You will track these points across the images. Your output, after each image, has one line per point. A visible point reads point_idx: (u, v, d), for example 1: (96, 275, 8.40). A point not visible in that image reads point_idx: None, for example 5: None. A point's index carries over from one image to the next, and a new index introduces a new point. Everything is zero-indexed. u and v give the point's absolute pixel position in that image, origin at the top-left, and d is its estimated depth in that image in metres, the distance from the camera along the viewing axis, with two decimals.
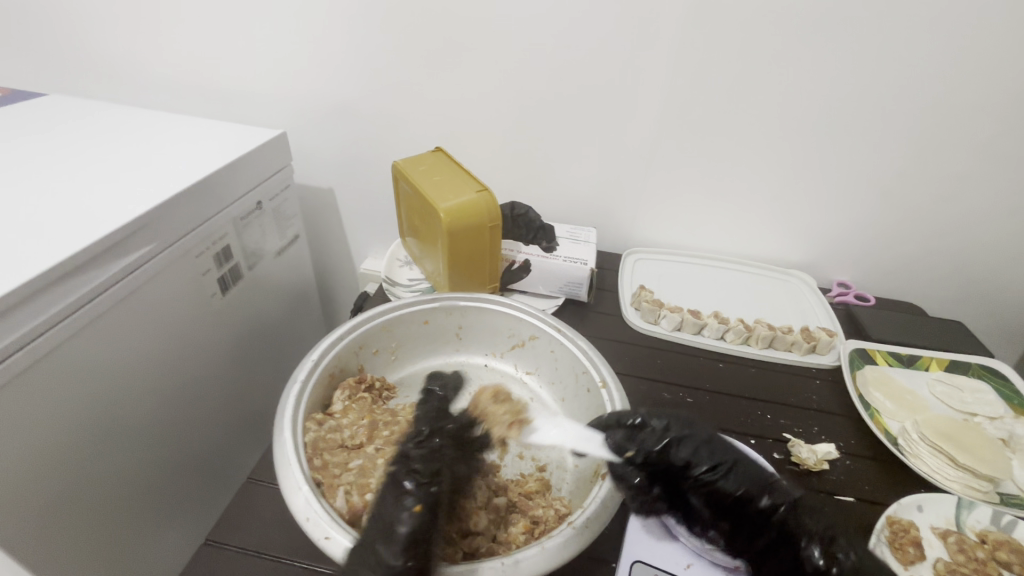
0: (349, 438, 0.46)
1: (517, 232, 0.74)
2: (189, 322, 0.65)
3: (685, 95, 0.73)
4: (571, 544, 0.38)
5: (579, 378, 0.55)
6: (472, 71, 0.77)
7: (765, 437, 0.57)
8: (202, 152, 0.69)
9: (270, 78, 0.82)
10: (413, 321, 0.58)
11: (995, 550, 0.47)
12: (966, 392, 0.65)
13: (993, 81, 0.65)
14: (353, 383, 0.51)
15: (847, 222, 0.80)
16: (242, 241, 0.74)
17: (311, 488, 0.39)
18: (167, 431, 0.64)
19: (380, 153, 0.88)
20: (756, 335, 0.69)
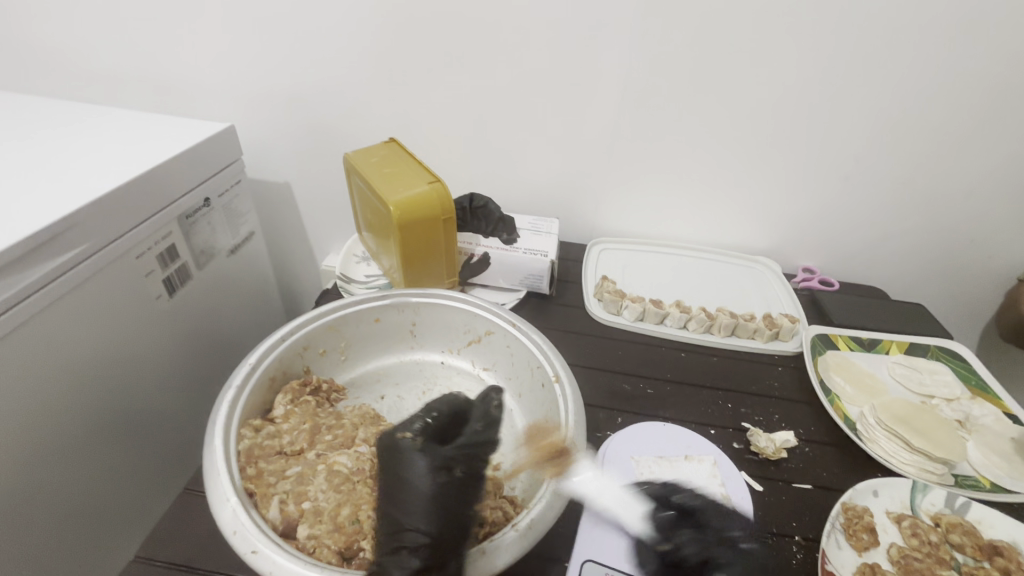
0: (288, 444, 0.44)
1: (475, 225, 0.72)
2: (132, 326, 0.61)
3: (645, 81, 0.71)
4: (515, 546, 0.36)
5: (534, 373, 0.54)
6: (425, 58, 0.74)
7: (726, 427, 0.57)
8: (142, 146, 0.65)
9: (216, 69, 0.78)
10: (363, 320, 0.57)
11: (948, 533, 0.47)
12: (924, 374, 0.65)
13: (950, 62, 0.64)
14: (296, 385, 0.50)
15: (809, 207, 0.80)
16: (189, 239, 0.69)
17: (240, 499, 0.37)
18: (122, 440, 0.61)
19: (336, 146, 0.85)
20: (718, 323, 0.68)
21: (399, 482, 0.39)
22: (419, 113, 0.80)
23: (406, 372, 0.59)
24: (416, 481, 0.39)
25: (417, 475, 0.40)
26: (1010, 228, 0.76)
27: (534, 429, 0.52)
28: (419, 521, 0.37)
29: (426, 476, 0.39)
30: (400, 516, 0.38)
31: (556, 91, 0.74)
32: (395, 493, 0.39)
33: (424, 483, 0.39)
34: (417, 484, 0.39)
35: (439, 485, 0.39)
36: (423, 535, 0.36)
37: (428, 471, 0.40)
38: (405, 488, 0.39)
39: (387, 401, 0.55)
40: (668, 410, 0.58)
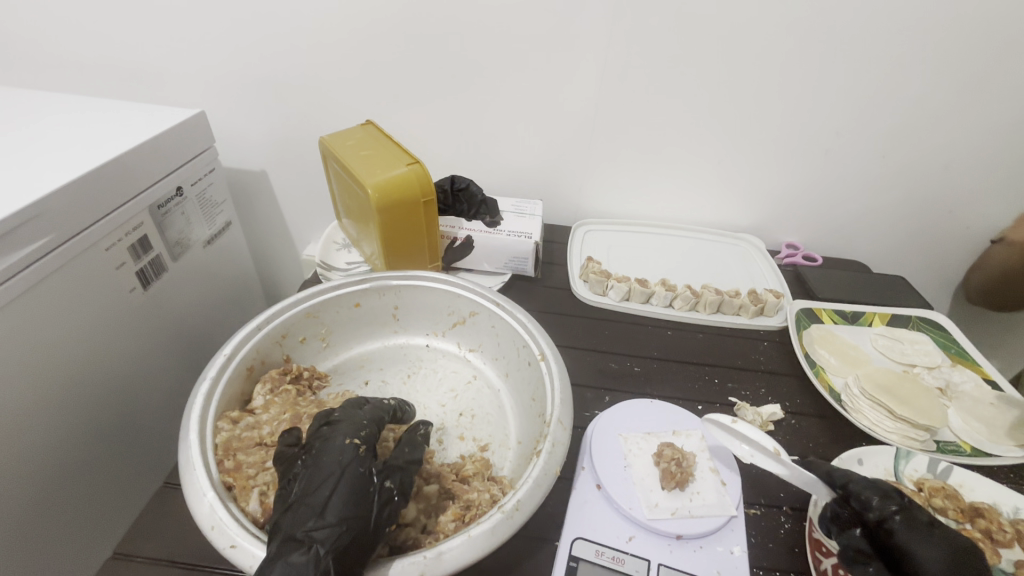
0: (269, 434, 0.43)
1: (457, 208, 0.71)
2: (102, 321, 0.59)
3: (625, 58, 0.70)
4: (500, 528, 0.36)
5: (520, 353, 0.53)
6: (399, 37, 0.72)
7: (713, 402, 0.57)
8: (106, 135, 0.63)
9: (182, 55, 0.75)
10: (343, 306, 0.56)
11: (931, 497, 0.48)
12: (906, 343, 0.66)
13: (929, 33, 0.63)
14: (275, 374, 0.49)
15: (792, 182, 0.79)
16: (162, 229, 0.67)
17: (217, 494, 0.36)
18: (97, 435, 0.59)
19: (311, 132, 0.83)
20: (704, 300, 0.68)
21: (312, 467, 0.36)
22: (394, 95, 0.78)
23: (391, 356, 0.58)
24: (330, 465, 0.36)
25: (335, 461, 0.36)
26: (986, 197, 0.77)
27: (521, 409, 0.51)
28: (322, 505, 0.34)
29: (343, 463, 0.36)
30: (304, 501, 0.34)
31: (534, 71, 0.73)
32: (308, 478, 0.36)
33: (340, 467, 0.36)
34: (331, 470, 0.36)
35: (359, 475, 0.36)
36: (332, 524, 0.33)
37: (347, 461, 0.36)
38: (314, 473, 0.36)
39: (371, 386, 0.54)
40: (655, 387, 0.58)
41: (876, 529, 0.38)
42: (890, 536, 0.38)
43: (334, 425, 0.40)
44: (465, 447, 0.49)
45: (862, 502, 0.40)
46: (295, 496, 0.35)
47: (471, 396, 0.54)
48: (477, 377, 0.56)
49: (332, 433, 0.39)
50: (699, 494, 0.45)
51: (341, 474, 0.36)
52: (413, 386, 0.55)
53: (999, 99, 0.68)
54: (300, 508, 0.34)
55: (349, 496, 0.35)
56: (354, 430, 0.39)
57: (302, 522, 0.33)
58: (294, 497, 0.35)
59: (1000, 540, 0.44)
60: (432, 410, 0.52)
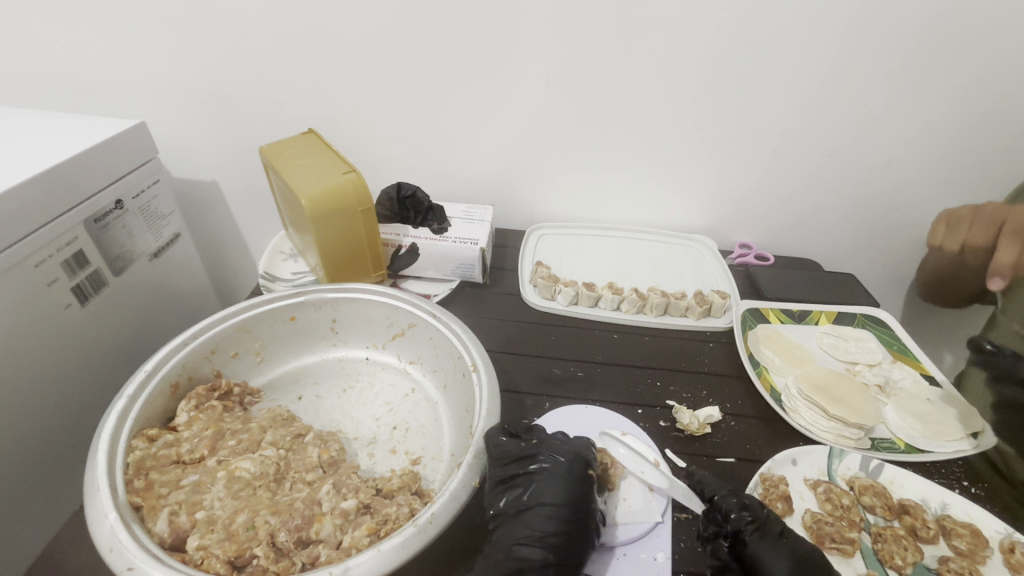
0: (187, 452, 0.43)
1: (404, 215, 0.71)
2: (34, 338, 0.57)
3: (571, 61, 0.70)
4: (413, 542, 0.35)
5: (456, 364, 0.53)
6: (344, 45, 0.71)
7: (653, 406, 0.57)
8: (38, 148, 0.61)
9: (124, 64, 0.74)
10: (278, 319, 0.55)
11: (861, 495, 0.48)
12: (850, 341, 0.67)
13: (867, 33, 0.64)
14: (201, 390, 0.48)
15: (742, 183, 0.80)
16: (101, 243, 0.66)
17: (121, 514, 0.35)
18: (25, 454, 0.57)
19: (260, 141, 0.82)
20: (650, 303, 0.68)
21: (543, 483, 0.41)
22: (342, 102, 0.77)
23: (328, 370, 0.57)
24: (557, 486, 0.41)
25: (573, 474, 0.41)
26: (929, 195, 0.78)
27: (455, 420, 0.51)
28: (550, 512, 0.39)
29: (567, 483, 0.41)
30: (528, 512, 0.40)
31: (482, 76, 0.73)
32: (546, 489, 0.40)
33: (580, 482, 0.41)
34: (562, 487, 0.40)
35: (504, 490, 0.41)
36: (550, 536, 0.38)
37: (574, 477, 0.41)
38: (552, 485, 0.41)
39: (304, 401, 0.54)
40: (597, 393, 0.58)
41: (734, 541, 0.40)
42: (744, 545, 0.40)
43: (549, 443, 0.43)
44: (396, 461, 0.48)
45: (722, 512, 0.41)
46: (523, 503, 0.40)
47: (407, 409, 0.54)
48: (415, 390, 0.56)
49: (548, 453, 0.42)
50: (625, 501, 0.46)
51: (577, 483, 0.41)
52: (348, 400, 0.54)
53: (937, 99, 0.69)
54: (535, 514, 0.39)
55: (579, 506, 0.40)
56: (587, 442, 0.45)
57: (534, 530, 0.39)
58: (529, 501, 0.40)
59: (925, 536, 0.45)
60: (366, 424, 0.52)
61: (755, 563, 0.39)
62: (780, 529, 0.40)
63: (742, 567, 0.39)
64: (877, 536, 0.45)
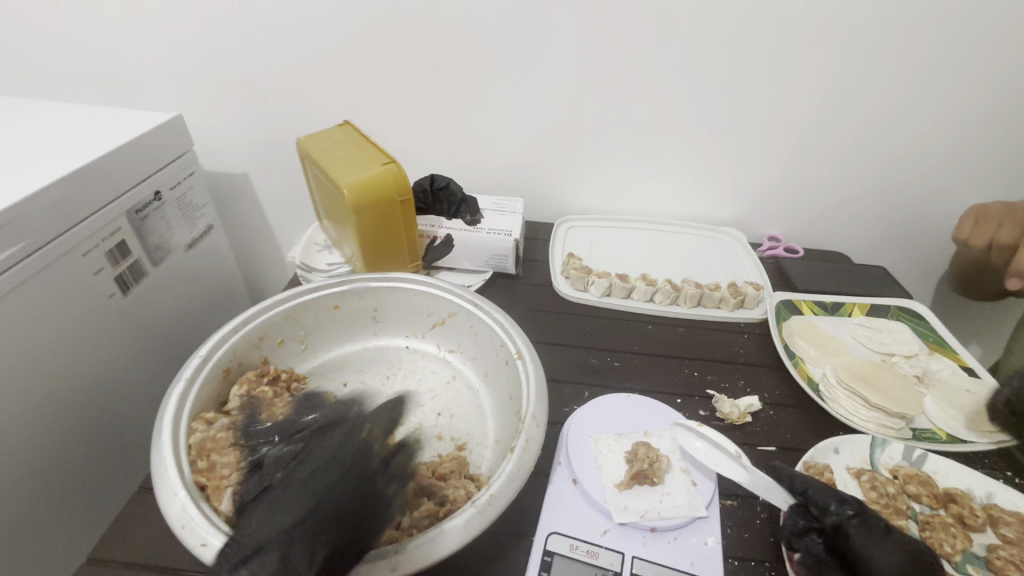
0: (244, 435, 0.43)
1: (438, 207, 0.71)
2: (81, 326, 0.58)
3: (602, 53, 0.70)
4: (473, 524, 0.36)
5: (498, 352, 0.53)
6: (377, 38, 0.72)
7: (691, 395, 0.57)
8: (81, 140, 0.62)
9: (159, 59, 0.75)
10: (322, 307, 0.56)
11: (906, 484, 0.48)
12: (885, 333, 0.66)
13: (903, 24, 0.64)
14: (252, 376, 0.49)
15: (771, 175, 0.80)
16: (141, 235, 0.67)
17: (189, 493, 0.36)
18: (77, 440, 0.59)
19: (291, 134, 0.83)
20: (684, 294, 0.68)
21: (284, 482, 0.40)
22: (373, 96, 0.77)
23: (370, 358, 0.58)
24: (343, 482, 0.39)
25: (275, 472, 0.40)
26: (961, 187, 0.78)
27: (499, 408, 0.51)
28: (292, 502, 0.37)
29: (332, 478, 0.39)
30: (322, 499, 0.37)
31: (512, 69, 0.73)
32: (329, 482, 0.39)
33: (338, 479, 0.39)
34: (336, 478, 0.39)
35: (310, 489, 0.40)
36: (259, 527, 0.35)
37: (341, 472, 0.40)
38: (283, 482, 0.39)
39: (349, 388, 0.54)
40: (635, 381, 0.58)
41: (833, 536, 0.39)
42: (848, 540, 0.39)
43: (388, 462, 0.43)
44: (443, 447, 0.49)
45: (819, 507, 0.41)
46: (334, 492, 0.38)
47: (450, 396, 0.54)
48: (456, 378, 0.56)
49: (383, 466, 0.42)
50: (669, 496, 0.45)
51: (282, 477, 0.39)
52: (392, 387, 0.55)
53: (970, 90, 0.68)
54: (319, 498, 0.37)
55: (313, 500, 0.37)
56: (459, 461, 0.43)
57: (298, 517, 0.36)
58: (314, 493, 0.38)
59: (973, 525, 0.45)
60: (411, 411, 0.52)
61: (859, 556, 0.38)
62: (884, 526, 0.40)
63: (844, 564, 0.39)
64: (925, 524, 0.45)
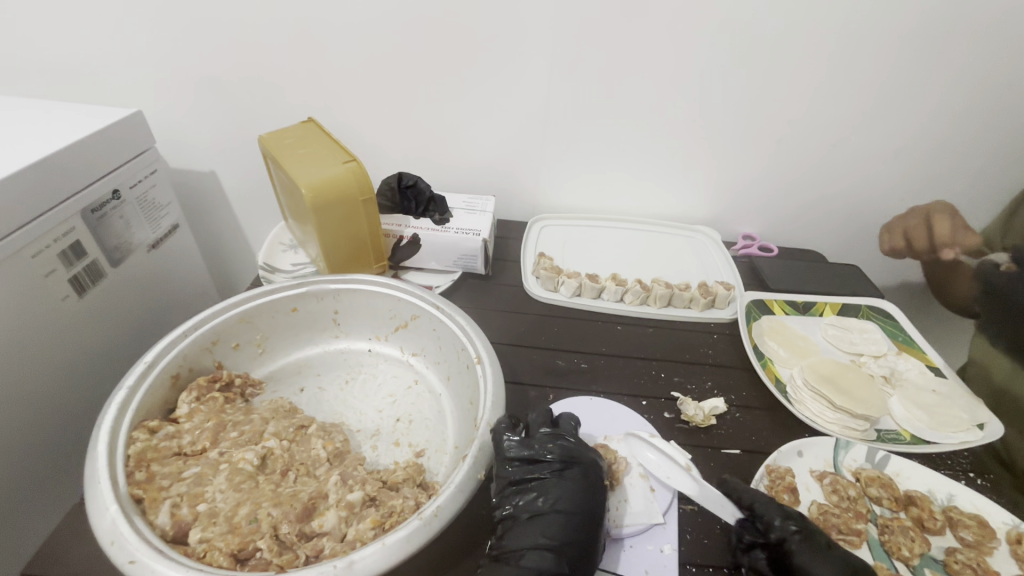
0: (189, 444, 0.42)
1: (406, 206, 0.70)
2: (31, 329, 0.56)
3: (575, 50, 0.69)
4: (418, 536, 0.34)
5: (460, 356, 0.52)
6: (344, 32, 0.70)
7: (657, 398, 0.56)
8: (30, 136, 0.60)
9: (120, 52, 0.73)
10: (279, 310, 0.54)
11: (867, 487, 0.48)
12: (855, 333, 0.66)
13: (875, 21, 0.63)
14: (202, 382, 0.47)
15: (745, 173, 0.79)
16: (99, 235, 0.65)
17: (122, 506, 0.34)
18: (25, 447, 0.57)
19: (259, 131, 0.81)
20: (654, 294, 0.67)
21: (555, 488, 0.40)
22: (341, 92, 0.76)
23: (330, 362, 0.57)
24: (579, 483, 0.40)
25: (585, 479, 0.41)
26: (934, 187, 0.78)
27: (460, 413, 0.50)
28: (565, 518, 0.38)
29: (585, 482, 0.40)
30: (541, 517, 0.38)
31: (483, 65, 0.71)
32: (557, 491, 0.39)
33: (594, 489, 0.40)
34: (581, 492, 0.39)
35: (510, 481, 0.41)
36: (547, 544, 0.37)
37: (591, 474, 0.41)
38: (564, 492, 0.39)
39: (306, 393, 0.53)
40: (601, 384, 0.57)
41: (776, 550, 0.39)
42: (791, 556, 0.39)
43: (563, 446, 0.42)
44: (400, 454, 0.48)
45: (765, 523, 0.41)
46: (537, 508, 0.38)
47: (410, 401, 0.53)
48: (418, 382, 0.55)
49: (561, 457, 0.41)
50: (625, 502, 0.45)
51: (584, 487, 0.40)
52: (350, 392, 0.54)
53: (944, 89, 0.68)
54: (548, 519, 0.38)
55: (596, 502, 0.40)
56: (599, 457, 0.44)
57: (549, 537, 0.37)
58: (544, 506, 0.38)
59: (931, 528, 0.45)
60: (368, 417, 0.51)
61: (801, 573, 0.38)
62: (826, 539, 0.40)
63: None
64: (884, 528, 0.45)
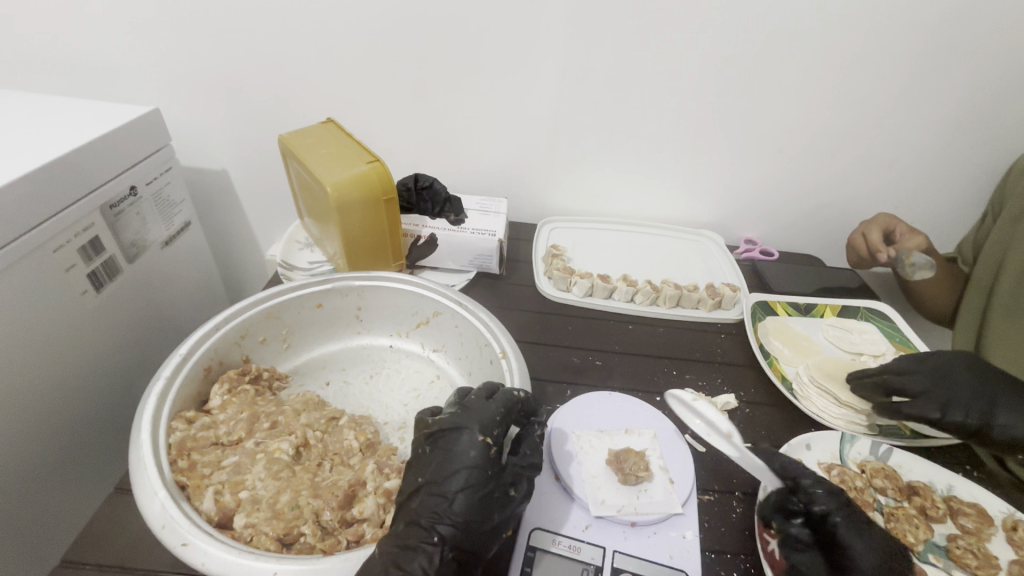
0: (225, 434, 0.43)
1: (421, 206, 0.71)
2: (50, 324, 0.56)
3: (585, 58, 0.71)
4: None
5: (483, 351, 0.54)
6: (361, 37, 0.71)
7: (670, 394, 0.58)
8: (53, 133, 0.60)
9: (135, 49, 0.73)
10: (304, 306, 0.55)
11: (872, 478, 0.50)
12: (855, 333, 0.69)
13: (871, 38, 0.67)
14: (234, 374, 0.48)
15: (748, 181, 0.82)
16: (115, 231, 0.65)
17: (169, 492, 0.36)
18: (52, 441, 0.57)
19: (272, 133, 0.82)
20: (664, 295, 0.70)
21: (442, 460, 0.38)
22: (358, 95, 0.77)
23: (354, 357, 0.58)
24: (464, 455, 0.37)
25: (468, 456, 0.37)
26: (929, 195, 0.81)
27: None
28: (436, 491, 0.36)
29: (469, 465, 0.37)
30: (420, 492, 0.37)
31: (497, 71, 0.73)
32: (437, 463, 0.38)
33: (478, 452, 0.37)
34: (463, 467, 0.37)
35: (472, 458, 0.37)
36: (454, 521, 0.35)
37: (479, 454, 0.37)
38: (448, 462, 0.37)
39: (332, 387, 0.54)
40: (616, 380, 0.59)
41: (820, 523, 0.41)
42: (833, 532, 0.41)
43: (453, 415, 0.40)
44: None
45: (809, 498, 0.42)
46: (414, 483, 0.37)
47: (434, 395, 0.55)
48: (440, 377, 0.57)
49: (447, 425, 0.39)
50: (645, 492, 0.46)
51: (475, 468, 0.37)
52: (375, 386, 0.55)
53: (940, 98, 0.71)
54: (423, 495, 0.36)
55: (484, 481, 0.36)
56: (509, 394, 0.43)
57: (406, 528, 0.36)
58: (424, 482, 0.37)
59: (934, 516, 0.47)
60: (394, 410, 0.52)
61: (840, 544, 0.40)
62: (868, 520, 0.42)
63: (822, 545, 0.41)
64: (890, 516, 0.48)
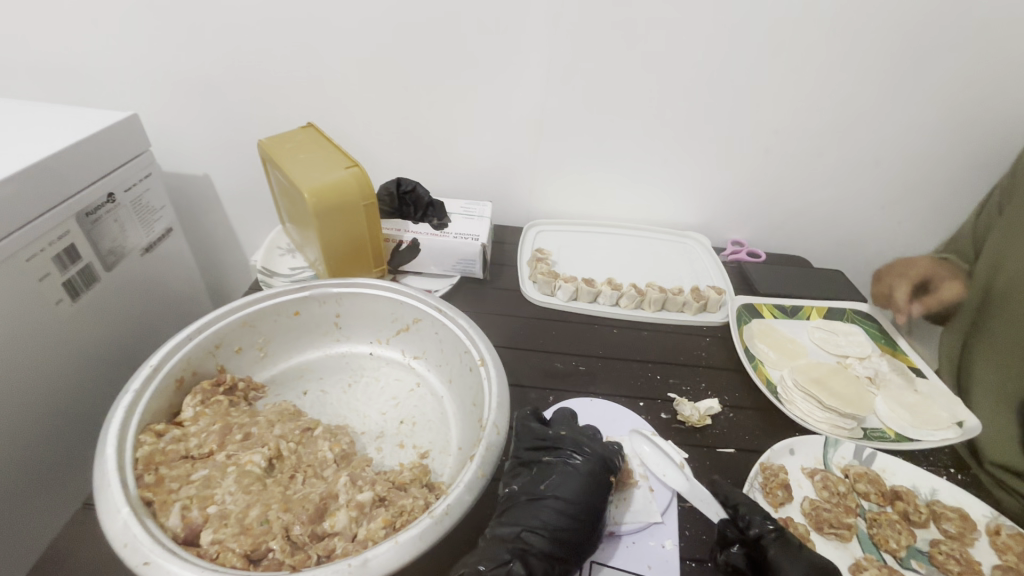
0: (196, 447, 0.43)
1: (404, 211, 0.70)
2: (23, 334, 0.55)
3: (569, 60, 0.70)
4: (429, 533, 0.35)
5: (462, 358, 0.53)
6: (342, 40, 0.71)
7: (653, 399, 0.58)
8: (26, 138, 0.59)
9: (113, 53, 0.72)
10: (282, 313, 0.55)
11: (856, 483, 0.50)
12: (840, 336, 0.69)
13: (855, 38, 0.66)
14: (207, 386, 0.48)
15: (734, 183, 0.82)
16: (92, 238, 0.64)
17: (133, 509, 0.35)
18: (24, 452, 0.57)
19: (254, 137, 0.81)
20: (649, 298, 0.69)
21: (562, 478, 0.42)
22: (340, 99, 0.77)
23: (332, 365, 0.58)
24: (587, 480, 0.42)
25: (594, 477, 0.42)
26: (914, 196, 0.81)
27: (462, 415, 0.51)
28: (563, 506, 0.40)
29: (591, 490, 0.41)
30: (542, 502, 0.41)
31: (480, 73, 0.73)
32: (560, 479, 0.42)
33: (601, 479, 0.43)
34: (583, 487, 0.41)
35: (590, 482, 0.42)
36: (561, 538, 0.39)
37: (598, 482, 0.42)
38: (570, 482, 0.41)
39: (310, 396, 0.54)
40: (599, 385, 0.59)
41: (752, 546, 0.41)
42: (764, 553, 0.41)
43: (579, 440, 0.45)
44: (405, 455, 0.49)
45: (746, 521, 0.42)
46: (540, 492, 0.41)
47: (413, 404, 0.54)
48: (420, 385, 0.56)
49: (574, 447, 0.44)
50: (627, 500, 0.46)
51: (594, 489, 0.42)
52: (353, 395, 0.54)
53: (924, 98, 0.71)
54: (548, 505, 0.40)
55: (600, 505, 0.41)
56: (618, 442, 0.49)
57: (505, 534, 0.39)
58: (550, 494, 0.41)
59: (917, 520, 0.47)
60: (372, 419, 0.52)
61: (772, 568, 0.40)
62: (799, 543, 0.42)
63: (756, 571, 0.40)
64: (873, 522, 0.47)
